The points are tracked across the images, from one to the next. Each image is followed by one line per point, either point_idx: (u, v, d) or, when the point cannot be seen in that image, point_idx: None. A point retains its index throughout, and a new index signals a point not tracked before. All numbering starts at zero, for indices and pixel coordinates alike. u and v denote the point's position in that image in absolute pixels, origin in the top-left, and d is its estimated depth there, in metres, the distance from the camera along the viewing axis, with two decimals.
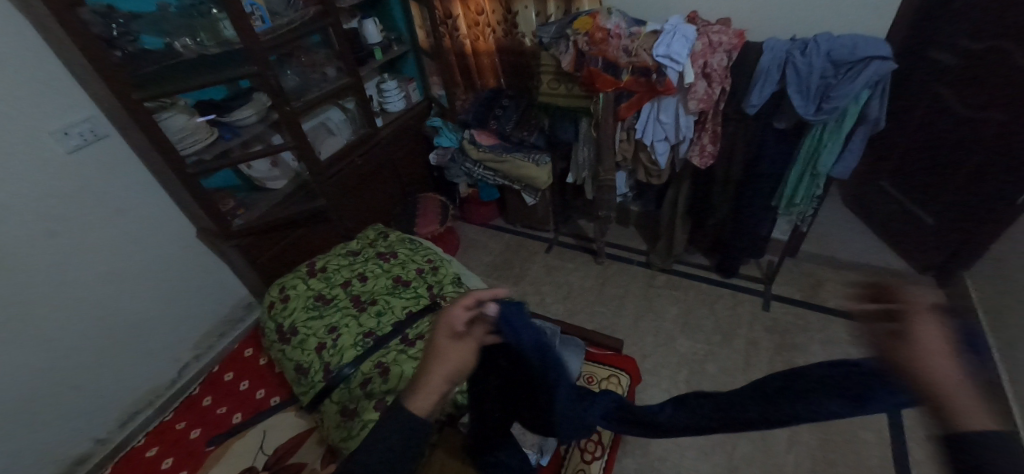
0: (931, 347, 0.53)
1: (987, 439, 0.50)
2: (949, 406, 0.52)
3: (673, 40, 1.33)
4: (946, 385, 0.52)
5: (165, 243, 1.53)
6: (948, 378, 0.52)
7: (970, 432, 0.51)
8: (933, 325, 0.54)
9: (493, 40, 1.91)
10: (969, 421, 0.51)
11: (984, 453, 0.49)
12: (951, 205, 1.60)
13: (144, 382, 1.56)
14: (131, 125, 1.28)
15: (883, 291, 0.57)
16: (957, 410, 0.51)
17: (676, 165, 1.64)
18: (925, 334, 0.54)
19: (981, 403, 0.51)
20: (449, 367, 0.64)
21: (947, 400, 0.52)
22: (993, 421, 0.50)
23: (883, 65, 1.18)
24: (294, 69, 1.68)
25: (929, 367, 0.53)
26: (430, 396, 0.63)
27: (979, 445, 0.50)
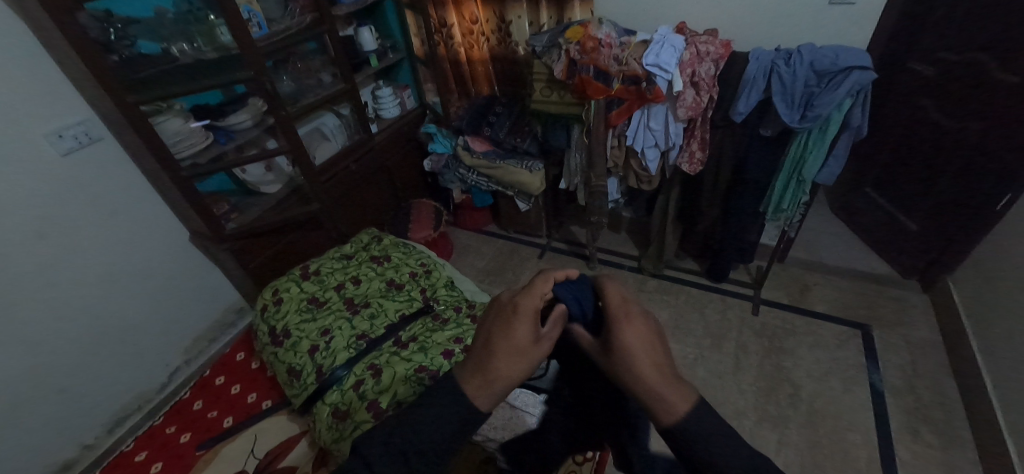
0: (637, 352, 0.54)
1: (687, 428, 0.51)
2: (654, 402, 0.52)
3: (662, 50, 1.37)
4: (647, 386, 0.53)
5: (157, 247, 1.53)
6: (649, 379, 0.53)
7: (674, 422, 0.51)
8: (635, 332, 0.55)
9: (487, 49, 1.95)
10: (672, 413, 0.52)
11: (694, 442, 0.50)
12: (934, 211, 1.65)
13: (133, 387, 1.55)
14: (126, 128, 1.28)
15: (606, 308, 0.60)
16: (657, 406, 0.52)
17: (666, 171, 1.68)
18: (628, 341, 0.55)
19: (676, 391, 0.52)
20: (517, 366, 0.57)
21: (648, 396, 0.53)
22: (687, 406, 0.52)
23: (863, 75, 1.21)
24: (289, 75, 1.70)
25: (633, 367, 0.54)
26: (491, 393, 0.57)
27: (683, 434, 0.51)
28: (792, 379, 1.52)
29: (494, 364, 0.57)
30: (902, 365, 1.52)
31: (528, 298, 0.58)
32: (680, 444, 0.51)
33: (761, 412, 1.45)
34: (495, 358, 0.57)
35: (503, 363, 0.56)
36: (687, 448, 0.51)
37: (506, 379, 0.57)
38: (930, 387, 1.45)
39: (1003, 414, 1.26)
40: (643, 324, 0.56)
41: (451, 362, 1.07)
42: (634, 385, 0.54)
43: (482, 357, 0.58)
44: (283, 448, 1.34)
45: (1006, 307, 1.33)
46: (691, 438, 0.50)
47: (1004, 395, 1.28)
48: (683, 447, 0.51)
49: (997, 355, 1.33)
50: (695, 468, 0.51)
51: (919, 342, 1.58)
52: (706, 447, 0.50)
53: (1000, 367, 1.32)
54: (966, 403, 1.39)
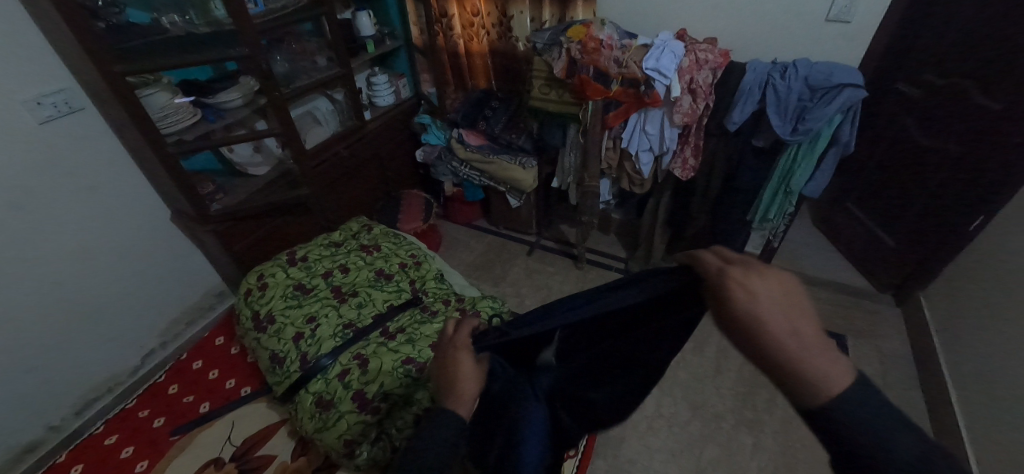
0: (775, 310, 0.49)
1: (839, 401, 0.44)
2: (789, 366, 0.47)
3: (663, 55, 1.37)
4: (787, 352, 0.47)
5: (136, 224, 1.48)
6: (785, 339, 0.48)
7: (821, 392, 0.45)
8: (770, 290, 0.50)
9: (487, 42, 1.93)
10: (833, 387, 0.45)
11: (849, 430, 0.43)
12: (911, 228, 1.70)
13: (105, 368, 1.50)
14: (111, 100, 1.24)
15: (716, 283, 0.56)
16: (796, 375, 0.46)
17: (658, 175, 1.69)
18: (751, 314, 0.50)
19: (827, 358, 0.46)
20: (474, 376, 0.66)
21: (796, 374, 0.47)
22: (845, 378, 0.45)
23: (854, 93, 1.25)
24: (283, 55, 1.67)
25: (770, 327, 0.48)
26: (467, 401, 0.62)
27: (830, 405, 0.45)
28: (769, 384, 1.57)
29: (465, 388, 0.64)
30: (874, 375, 1.58)
31: (457, 332, 0.75)
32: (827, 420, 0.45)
33: (739, 415, 1.48)
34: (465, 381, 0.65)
35: (470, 384, 0.64)
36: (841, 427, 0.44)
37: (478, 395, 0.64)
38: (899, 397, 1.51)
39: (965, 425, 1.32)
40: (767, 287, 0.51)
41: None
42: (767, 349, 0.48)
43: (451, 384, 0.64)
44: (260, 436, 1.33)
45: (976, 324, 1.39)
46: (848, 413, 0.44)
47: (967, 408, 1.34)
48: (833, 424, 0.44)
49: (963, 369, 1.39)
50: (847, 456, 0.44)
51: (890, 353, 1.64)
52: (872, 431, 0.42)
53: (965, 381, 1.38)
54: (931, 414, 1.45)
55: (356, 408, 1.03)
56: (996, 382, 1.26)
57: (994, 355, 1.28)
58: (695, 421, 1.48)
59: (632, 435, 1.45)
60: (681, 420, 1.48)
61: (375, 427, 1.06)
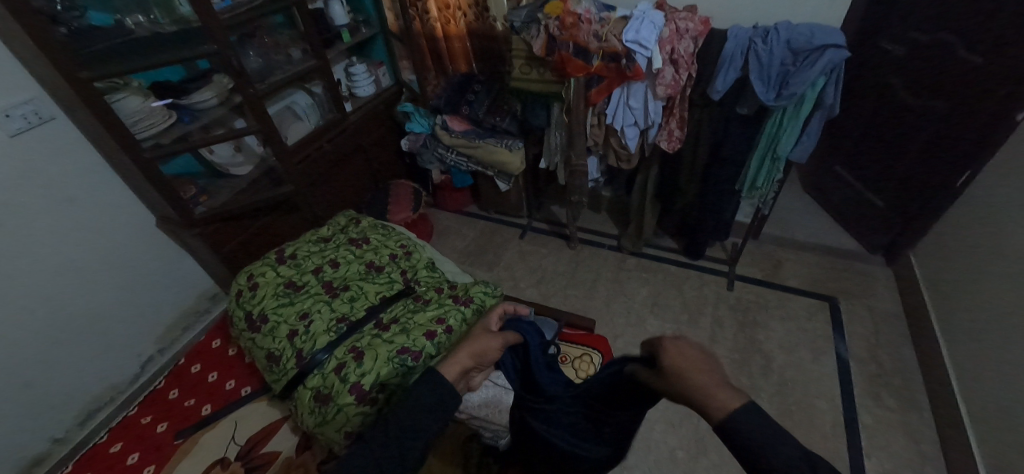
0: (671, 362, 0.56)
1: (742, 426, 0.47)
2: (706, 408, 0.51)
3: (642, 26, 1.35)
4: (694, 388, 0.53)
5: (121, 233, 1.46)
6: (693, 380, 0.53)
7: (728, 423, 0.48)
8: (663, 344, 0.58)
9: (464, 24, 1.88)
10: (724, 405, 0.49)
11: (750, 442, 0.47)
12: (900, 189, 1.70)
13: (104, 378, 1.50)
14: (81, 108, 1.21)
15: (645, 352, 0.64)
16: (708, 409, 0.51)
17: (645, 149, 1.68)
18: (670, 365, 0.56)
19: (724, 383, 0.51)
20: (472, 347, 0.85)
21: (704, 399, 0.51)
22: (736, 397, 0.49)
23: (837, 54, 1.24)
24: (256, 50, 1.62)
25: (676, 374, 0.55)
26: (454, 366, 0.81)
27: (740, 436, 0.47)
28: (764, 350, 1.59)
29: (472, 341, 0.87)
30: (866, 336, 1.60)
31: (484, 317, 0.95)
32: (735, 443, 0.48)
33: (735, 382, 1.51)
34: (478, 335, 0.88)
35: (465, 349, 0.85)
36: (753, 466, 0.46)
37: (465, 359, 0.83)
38: (890, 355, 1.54)
39: (956, 378, 1.35)
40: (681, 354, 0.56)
41: (433, 342, 1.08)
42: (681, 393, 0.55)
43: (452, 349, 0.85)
44: (263, 434, 1.33)
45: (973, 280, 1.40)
46: (755, 447, 0.46)
47: (958, 361, 1.36)
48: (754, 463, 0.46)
49: (953, 324, 1.42)
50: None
51: (882, 312, 1.67)
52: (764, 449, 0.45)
53: (955, 335, 1.40)
54: (923, 369, 1.48)
55: (354, 401, 1.02)
56: (986, 336, 1.28)
57: (985, 309, 1.30)
58: None
59: None
60: None
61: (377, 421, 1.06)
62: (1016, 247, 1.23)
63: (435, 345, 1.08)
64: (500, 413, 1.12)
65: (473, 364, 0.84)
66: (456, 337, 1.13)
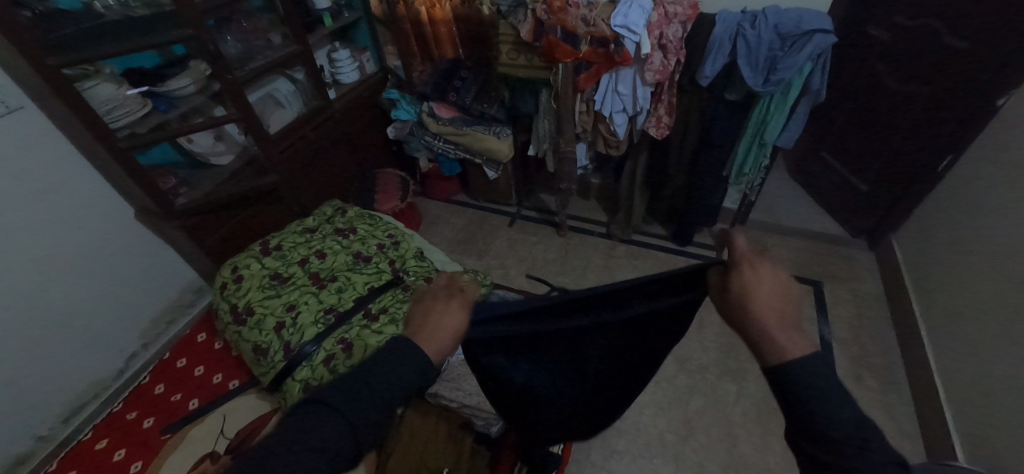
0: (745, 284, 0.59)
1: (799, 369, 0.52)
2: (764, 340, 0.56)
3: (631, 10, 1.32)
4: (758, 320, 0.57)
5: (99, 226, 1.42)
6: (763, 312, 0.57)
7: (785, 360, 0.53)
8: (746, 265, 0.61)
9: (450, 7, 1.81)
10: (788, 350, 0.54)
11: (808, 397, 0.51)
12: (884, 174, 1.72)
13: (87, 374, 1.48)
14: (51, 96, 1.16)
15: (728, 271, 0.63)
16: (764, 347, 0.56)
17: (634, 136, 1.67)
18: (752, 297, 0.58)
19: (797, 332, 0.55)
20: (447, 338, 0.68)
21: (765, 335, 0.56)
22: (804, 346, 0.54)
23: (824, 39, 1.24)
24: (234, 35, 1.57)
25: (748, 299, 0.59)
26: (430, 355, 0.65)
27: (791, 373, 0.52)
28: None
29: (446, 327, 0.68)
30: (849, 319, 1.64)
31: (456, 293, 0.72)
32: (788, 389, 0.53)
33: (723, 366, 1.53)
34: (446, 314, 0.69)
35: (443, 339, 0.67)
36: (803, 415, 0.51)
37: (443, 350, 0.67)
38: (872, 337, 1.58)
39: (934, 358, 1.39)
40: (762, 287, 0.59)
41: None
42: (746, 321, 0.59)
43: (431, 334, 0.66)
44: (251, 428, 1.26)
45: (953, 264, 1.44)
46: (805, 396, 0.51)
47: (936, 341, 1.40)
48: (794, 394, 0.52)
49: (932, 306, 1.46)
50: (801, 428, 0.52)
51: (864, 296, 1.70)
52: (822, 405, 0.50)
53: (934, 317, 1.44)
54: (903, 350, 1.52)
55: None
56: (964, 317, 1.31)
57: (964, 291, 1.34)
58: (682, 375, 1.52)
59: None
60: (667, 374, 1.53)
61: None
62: (996, 230, 1.26)
63: None
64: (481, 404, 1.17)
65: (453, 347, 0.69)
66: None
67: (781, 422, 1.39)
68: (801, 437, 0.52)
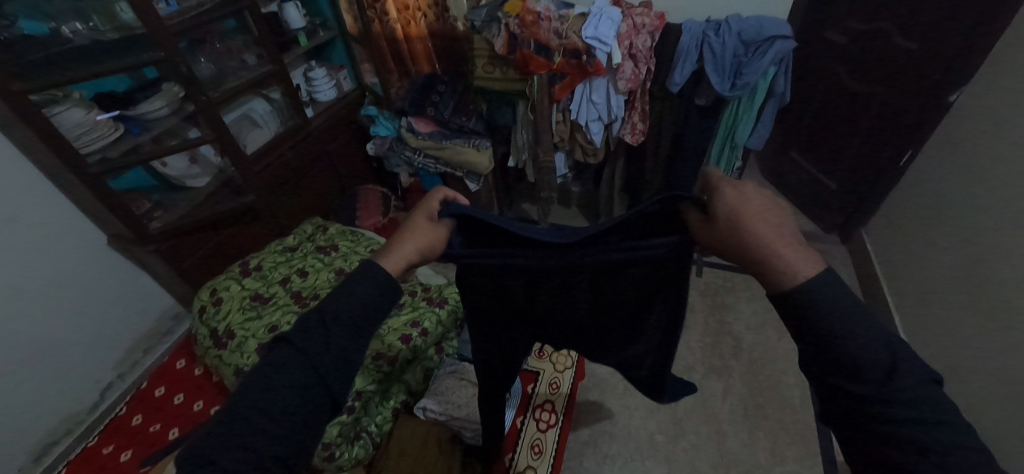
0: (738, 211, 0.51)
1: (811, 292, 0.47)
2: (770, 269, 0.49)
3: (600, 22, 1.39)
4: (762, 248, 0.49)
5: (71, 254, 1.38)
6: (764, 238, 0.49)
7: (796, 288, 0.48)
8: (724, 186, 0.53)
9: (425, 25, 1.86)
10: (804, 275, 0.48)
11: (828, 326, 0.46)
12: (852, 170, 1.78)
13: (60, 409, 1.42)
14: (17, 123, 1.13)
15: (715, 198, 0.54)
16: (778, 273, 0.49)
17: (610, 143, 1.71)
18: (751, 224, 0.50)
19: (803, 252, 0.49)
20: (421, 239, 0.63)
21: (777, 262, 0.49)
22: (815, 268, 0.48)
23: (784, 45, 1.32)
24: (207, 57, 1.56)
25: (744, 228, 0.50)
26: (400, 258, 0.61)
27: (808, 300, 0.47)
28: (733, 332, 1.65)
29: (415, 237, 0.63)
30: None
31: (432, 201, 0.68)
32: (806, 315, 0.47)
33: (708, 365, 1.56)
34: (414, 222, 0.65)
35: (411, 244, 0.62)
36: (821, 344, 0.46)
37: (412, 255, 0.62)
38: None
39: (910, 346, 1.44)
40: (756, 208, 0.51)
41: (408, 346, 1.24)
42: (748, 257, 0.51)
43: (397, 238, 0.63)
44: None
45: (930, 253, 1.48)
46: (825, 323, 0.46)
47: (911, 330, 1.45)
48: (812, 325, 0.47)
49: (905, 296, 1.51)
50: (818, 357, 0.47)
51: None
52: (841, 329, 0.45)
53: (907, 306, 1.49)
54: None
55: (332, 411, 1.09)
56: (937, 304, 1.36)
57: (933, 280, 1.39)
58: None
59: (612, 399, 1.49)
60: None
61: (352, 426, 1.12)
62: (964, 221, 1.31)
63: (411, 348, 1.25)
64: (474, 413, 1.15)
65: (422, 259, 0.64)
66: (431, 339, 1.29)
67: (767, 417, 1.41)
68: (820, 371, 0.47)
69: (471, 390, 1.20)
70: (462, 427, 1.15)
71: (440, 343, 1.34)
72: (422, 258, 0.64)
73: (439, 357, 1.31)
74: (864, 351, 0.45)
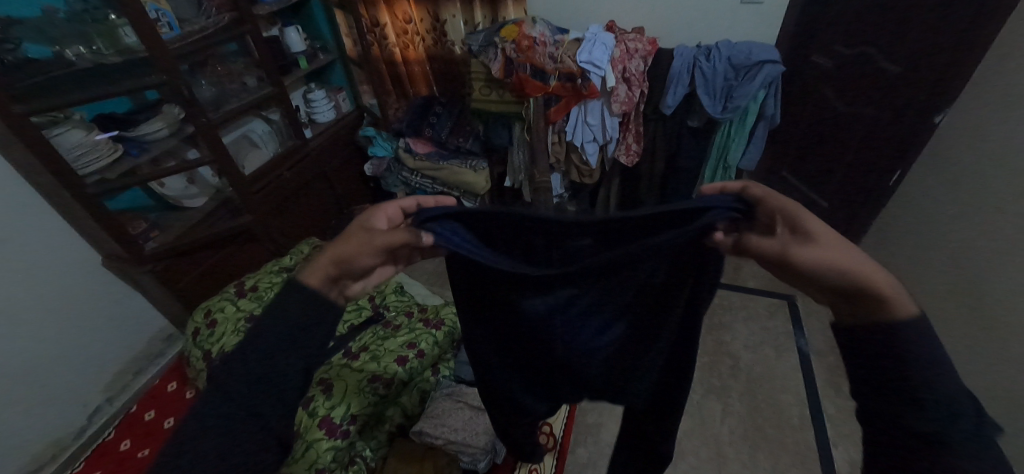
0: (821, 236, 0.46)
1: (913, 333, 0.43)
2: (882, 302, 0.44)
3: (594, 48, 1.44)
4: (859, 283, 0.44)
5: (65, 274, 1.37)
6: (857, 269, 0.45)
7: (909, 327, 0.43)
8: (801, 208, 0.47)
9: (423, 48, 1.92)
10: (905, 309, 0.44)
11: (918, 362, 0.42)
12: (842, 189, 1.82)
13: (46, 434, 1.39)
14: (17, 144, 1.14)
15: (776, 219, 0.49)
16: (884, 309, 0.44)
17: (605, 164, 1.73)
18: (833, 248, 0.45)
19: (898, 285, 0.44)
20: (348, 243, 0.54)
21: (877, 297, 0.44)
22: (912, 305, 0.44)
23: (773, 69, 1.36)
24: (208, 79, 1.59)
25: (832, 258, 0.45)
26: (318, 267, 0.53)
27: (910, 337, 0.43)
28: (731, 351, 1.64)
29: (344, 236, 0.56)
30: (823, 329, 1.69)
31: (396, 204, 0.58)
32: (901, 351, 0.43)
33: (707, 385, 1.55)
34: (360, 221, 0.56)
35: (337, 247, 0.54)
36: (909, 379, 0.42)
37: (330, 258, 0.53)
38: None
39: None
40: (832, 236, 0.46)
41: (404, 368, 1.23)
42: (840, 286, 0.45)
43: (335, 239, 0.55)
44: None
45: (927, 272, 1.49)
46: (918, 359, 0.42)
47: None
48: (901, 360, 0.43)
49: None
50: (899, 391, 0.43)
51: None
52: (930, 371, 0.42)
53: None
54: None
55: (325, 436, 1.07)
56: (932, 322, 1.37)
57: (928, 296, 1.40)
58: None
59: (609, 421, 1.47)
60: None
61: (347, 452, 1.10)
62: (972, 241, 1.31)
63: (406, 370, 1.23)
64: (477, 435, 1.14)
65: (345, 271, 0.54)
66: (427, 360, 1.28)
67: (767, 438, 1.40)
68: (892, 406, 0.43)
69: (467, 410, 1.17)
70: (462, 450, 1.11)
71: (436, 364, 1.33)
72: (344, 270, 0.54)
73: (435, 379, 1.30)
74: (950, 394, 0.41)
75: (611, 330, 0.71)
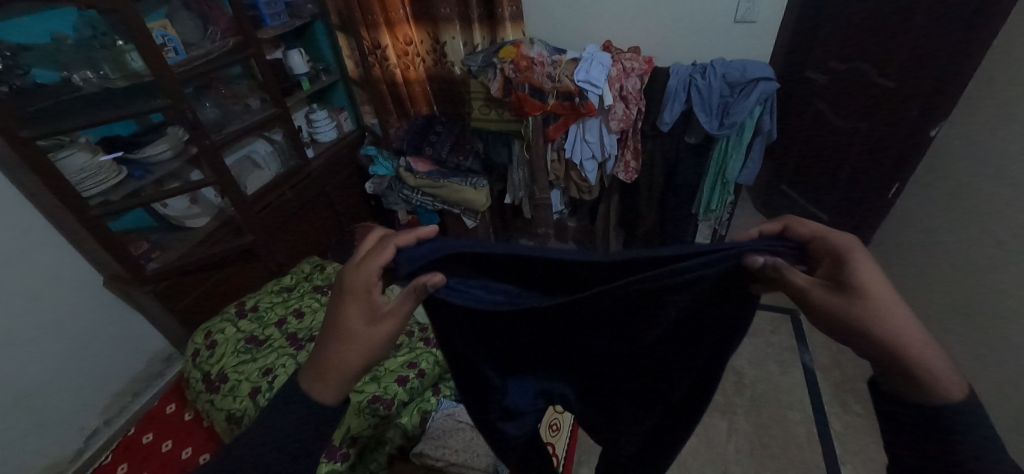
0: (871, 294, 0.49)
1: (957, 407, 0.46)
2: (917, 370, 0.47)
3: (591, 67, 1.47)
4: (896, 345, 0.48)
5: (66, 296, 1.37)
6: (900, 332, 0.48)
7: (949, 403, 0.46)
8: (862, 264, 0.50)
9: (423, 69, 1.96)
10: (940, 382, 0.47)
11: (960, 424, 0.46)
12: (841, 203, 1.82)
13: (42, 458, 1.37)
14: (22, 167, 1.16)
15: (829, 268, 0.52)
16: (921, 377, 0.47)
17: (605, 181, 1.74)
18: (883, 306, 0.49)
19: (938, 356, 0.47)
20: (358, 345, 0.58)
21: (919, 363, 0.47)
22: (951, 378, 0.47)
23: (768, 86, 1.38)
24: (212, 101, 1.62)
25: (879, 316, 0.48)
26: (333, 384, 0.57)
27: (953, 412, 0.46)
28: (735, 367, 1.63)
29: (344, 341, 0.59)
30: (828, 344, 1.67)
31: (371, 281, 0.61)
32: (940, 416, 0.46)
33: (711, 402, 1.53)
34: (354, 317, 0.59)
35: (347, 354, 0.58)
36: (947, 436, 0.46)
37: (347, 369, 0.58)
38: (852, 359, 1.61)
39: None
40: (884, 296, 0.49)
41: (404, 388, 1.23)
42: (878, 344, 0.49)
43: (337, 349, 0.58)
44: None
45: (931, 284, 1.49)
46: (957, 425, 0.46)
47: None
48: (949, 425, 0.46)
49: None
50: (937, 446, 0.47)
51: None
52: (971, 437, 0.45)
53: None
54: None
55: (325, 459, 1.10)
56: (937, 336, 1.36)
57: None
58: None
59: None
60: None
61: None
62: (982, 254, 1.29)
63: (407, 390, 1.22)
64: (477, 456, 1.10)
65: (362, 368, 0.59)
66: (427, 380, 1.27)
67: (773, 456, 1.37)
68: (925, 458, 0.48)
69: (467, 430, 1.15)
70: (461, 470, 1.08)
71: (437, 384, 1.30)
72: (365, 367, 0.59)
73: (438, 399, 1.25)
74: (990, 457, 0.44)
75: (620, 370, 0.72)
